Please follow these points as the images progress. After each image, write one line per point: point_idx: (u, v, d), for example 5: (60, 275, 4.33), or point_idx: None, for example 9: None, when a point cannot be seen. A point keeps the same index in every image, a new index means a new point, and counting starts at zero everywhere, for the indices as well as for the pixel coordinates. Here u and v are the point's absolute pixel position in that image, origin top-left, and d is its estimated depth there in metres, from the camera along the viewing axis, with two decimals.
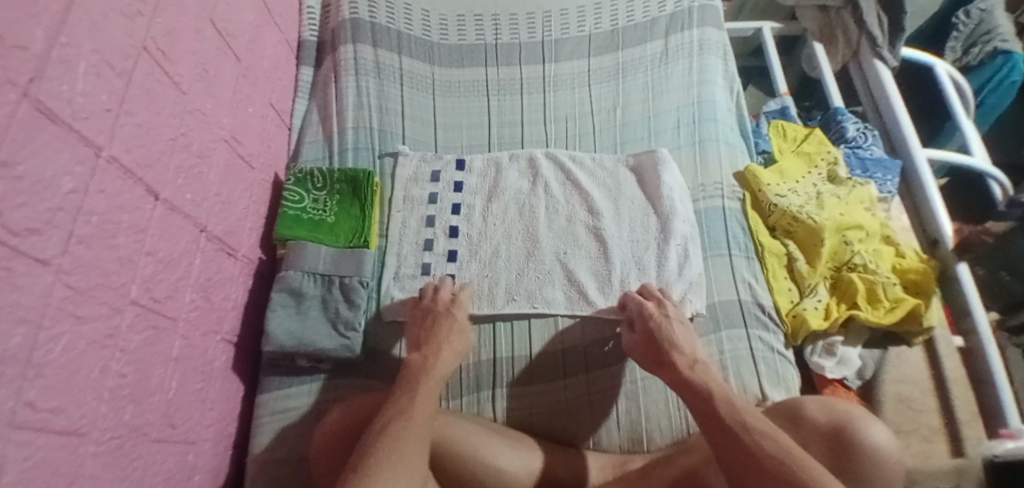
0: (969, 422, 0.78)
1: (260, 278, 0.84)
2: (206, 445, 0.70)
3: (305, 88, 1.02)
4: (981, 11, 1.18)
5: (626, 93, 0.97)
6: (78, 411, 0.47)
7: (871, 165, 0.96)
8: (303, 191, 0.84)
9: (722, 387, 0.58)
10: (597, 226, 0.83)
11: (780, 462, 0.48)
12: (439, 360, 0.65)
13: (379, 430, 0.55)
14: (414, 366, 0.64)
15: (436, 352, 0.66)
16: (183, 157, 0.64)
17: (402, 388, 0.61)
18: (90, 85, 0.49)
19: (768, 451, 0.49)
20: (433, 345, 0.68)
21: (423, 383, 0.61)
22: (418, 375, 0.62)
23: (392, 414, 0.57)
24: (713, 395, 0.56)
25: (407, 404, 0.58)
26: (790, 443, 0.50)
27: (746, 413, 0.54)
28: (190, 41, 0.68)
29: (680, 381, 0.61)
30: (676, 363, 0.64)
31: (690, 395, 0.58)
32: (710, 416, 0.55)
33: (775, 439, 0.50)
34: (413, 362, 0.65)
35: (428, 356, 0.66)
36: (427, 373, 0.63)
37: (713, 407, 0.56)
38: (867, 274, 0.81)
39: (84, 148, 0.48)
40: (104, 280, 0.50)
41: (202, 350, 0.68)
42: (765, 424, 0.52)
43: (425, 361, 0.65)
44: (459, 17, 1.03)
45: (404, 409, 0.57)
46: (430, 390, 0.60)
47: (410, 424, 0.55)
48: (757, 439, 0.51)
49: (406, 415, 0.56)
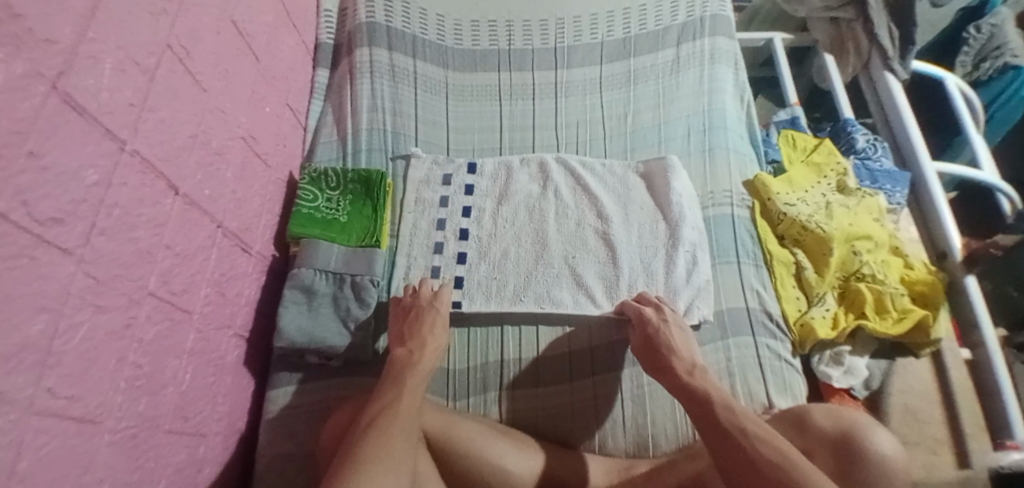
0: (975, 434, 0.78)
1: (273, 274, 0.85)
2: (216, 438, 0.70)
3: (321, 89, 1.04)
4: (992, 26, 1.17)
5: (637, 100, 0.98)
6: (94, 400, 0.48)
7: (880, 176, 0.97)
8: (317, 191, 0.86)
9: (720, 392, 0.58)
10: (606, 231, 0.83)
11: (778, 468, 0.48)
12: (424, 354, 0.66)
13: (366, 425, 0.55)
14: (399, 360, 0.65)
15: (420, 346, 0.67)
16: (201, 153, 0.66)
17: (388, 385, 0.62)
18: (115, 80, 0.50)
19: (767, 457, 0.49)
20: (416, 338, 0.69)
21: (407, 378, 0.62)
22: (402, 368, 0.64)
23: (378, 410, 0.57)
24: (711, 400, 0.57)
25: (394, 399, 0.58)
26: (788, 448, 0.50)
27: (742, 418, 0.53)
28: (211, 40, 0.69)
29: (680, 386, 0.62)
30: (675, 368, 0.64)
31: (688, 400, 0.59)
32: (707, 421, 0.55)
33: (773, 445, 0.50)
34: (397, 355, 0.66)
35: (411, 350, 0.67)
36: (412, 366, 0.64)
37: (711, 411, 0.56)
38: (875, 284, 0.81)
39: (108, 142, 0.49)
40: (124, 271, 0.51)
41: (215, 344, 0.69)
42: (764, 432, 0.52)
43: (411, 355, 0.66)
44: (473, 23, 1.05)
45: (390, 403, 0.58)
46: (415, 384, 0.61)
47: (397, 418, 0.56)
48: (756, 445, 0.50)
49: (391, 412, 0.56)
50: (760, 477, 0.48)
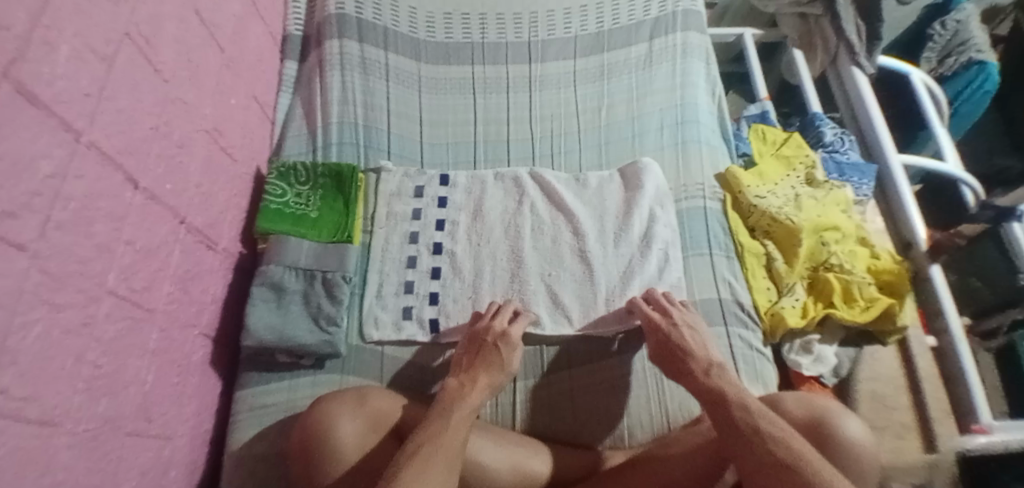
0: (941, 419, 0.80)
1: (241, 271, 0.84)
2: (182, 440, 0.68)
3: (289, 82, 1.02)
4: (956, 23, 1.23)
5: (611, 94, 0.98)
6: (51, 401, 0.46)
7: (847, 169, 0.98)
8: (286, 185, 0.84)
9: (738, 391, 0.58)
10: (583, 248, 0.82)
11: (789, 468, 0.50)
12: (474, 390, 0.63)
13: (410, 455, 0.53)
14: (449, 391, 0.63)
15: (472, 381, 0.65)
16: (163, 145, 0.64)
17: (437, 412, 0.60)
18: (70, 69, 0.48)
19: (781, 459, 0.51)
20: (470, 373, 0.66)
21: (454, 413, 0.59)
22: (451, 401, 0.61)
23: (422, 439, 0.56)
24: (727, 398, 0.58)
25: (437, 430, 0.56)
26: (804, 449, 0.51)
27: (758, 418, 0.55)
28: (173, 29, 0.67)
29: (699, 387, 0.61)
30: (693, 370, 0.64)
31: (706, 398, 0.60)
32: (725, 422, 0.56)
33: (787, 445, 0.51)
34: (448, 386, 0.64)
35: (463, 384, 0.64)
36: (460, 400, 0.61)
37: (727, 409, 0.57)
38: (843, 274, 0.82)
39: (63, 133, 0.47)
40: (81, 267, 0.50)
41: (179, 343, 0.67)
42: (783, 431, 0.53)
43: (461, 388, 0.63)
44: (446, 15, 1.04)
45: (435, 434, 0.56)
46: (460, 421, 0.59)
47: (439, 450, 0.54)
48: (770, 445, 0.52)
49: (434, 440, 0.55)
50: (784, 480, 0.49)
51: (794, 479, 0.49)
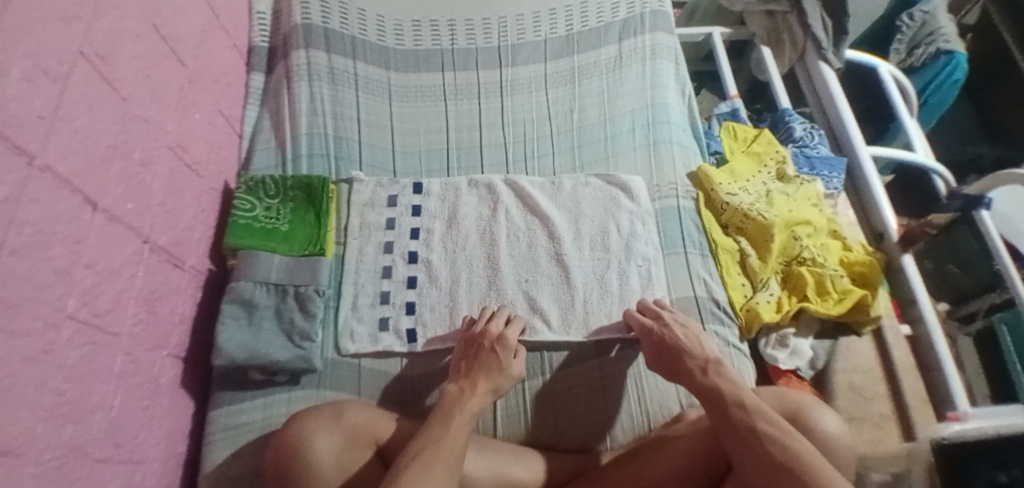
0: (919, 407, 0.80)
1: (210, 288, 0.82)
2: (154, 464, 0.67)
3: (256, 94, 1.01)
4: (924, 14, 1.26)
5: (582, 96, 0.98)
6: (14, 430, 0.44)
7: (818, 163, 1.00)
8: (254, 199, 0.83)
9: (734, 388, 0.59)
10: (558, 251, 0.82)
11: (786, 468, 0.50)
12: (474, 393, 0.63)
13: (410, 457, 0.53)
14: (450, 396, 0.63)
15: (472, 384, 0.65)
16: (124, 164, 0.63)
17: (437, 418, 0.59)
18: (23, 91, 0.47)
19: (778, 459, 0.51)
20: (470, 378, 0.66)
21: (454, 416, 0.59)
22: (452, 407, 0.61)
23: (422, 442, 0.55)
24: (725, 397, 0.58)
25: (438, 434, 0.56)
26: (800, 448, 0.51)
27: (755, 416, 0.55)
28: (130, 45, 0.65)
29: (697, 386, 0.62)
30: (692, 368, 0.64)
31: (704, 398, 0.60)
32: (723, 420, 0.56)
33: (783, 445, 0.51)
34: (448, 392, 0.64)
35: (463, 388, 0.64)
36: (460, 406, 0.61)
37: (723, 408, 0.57)
38: (816, 267, 0.83)
39: (16, 156, 0.46)
40: (38, 293, 0.48)
41: (146, 366, 0.66)
42: (779, 430, 0.53)
43: (461, 392, 0.63)
44: (415, 22, 1.03)
45: (433, 439, 0.55)
46: (461, 424, 0.59)
47: (439, 453, 0.54)
48: (767, 444, 0.52)
49: (434, 446, 0.54)
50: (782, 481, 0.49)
51: (790, 479, 0.49)
